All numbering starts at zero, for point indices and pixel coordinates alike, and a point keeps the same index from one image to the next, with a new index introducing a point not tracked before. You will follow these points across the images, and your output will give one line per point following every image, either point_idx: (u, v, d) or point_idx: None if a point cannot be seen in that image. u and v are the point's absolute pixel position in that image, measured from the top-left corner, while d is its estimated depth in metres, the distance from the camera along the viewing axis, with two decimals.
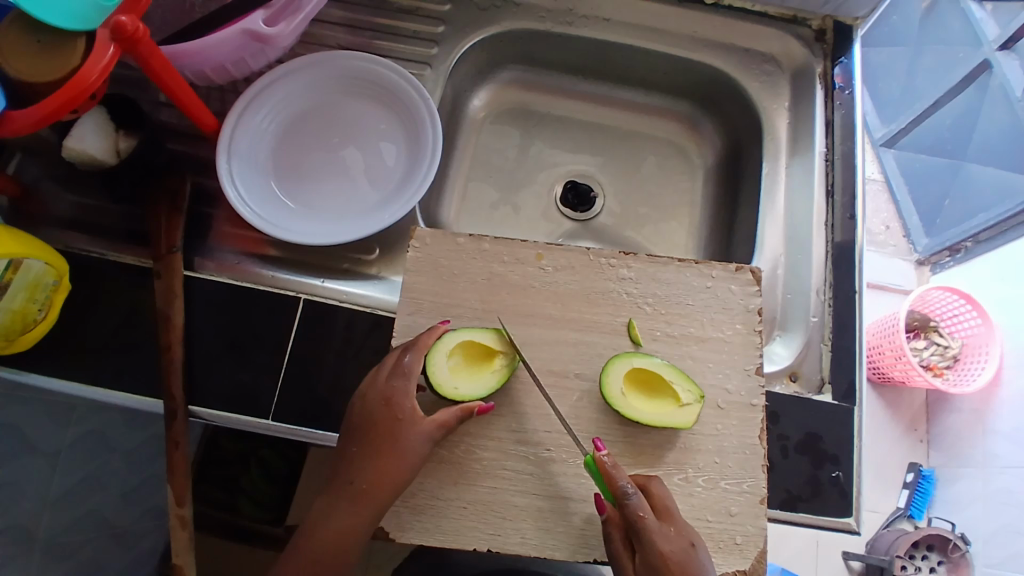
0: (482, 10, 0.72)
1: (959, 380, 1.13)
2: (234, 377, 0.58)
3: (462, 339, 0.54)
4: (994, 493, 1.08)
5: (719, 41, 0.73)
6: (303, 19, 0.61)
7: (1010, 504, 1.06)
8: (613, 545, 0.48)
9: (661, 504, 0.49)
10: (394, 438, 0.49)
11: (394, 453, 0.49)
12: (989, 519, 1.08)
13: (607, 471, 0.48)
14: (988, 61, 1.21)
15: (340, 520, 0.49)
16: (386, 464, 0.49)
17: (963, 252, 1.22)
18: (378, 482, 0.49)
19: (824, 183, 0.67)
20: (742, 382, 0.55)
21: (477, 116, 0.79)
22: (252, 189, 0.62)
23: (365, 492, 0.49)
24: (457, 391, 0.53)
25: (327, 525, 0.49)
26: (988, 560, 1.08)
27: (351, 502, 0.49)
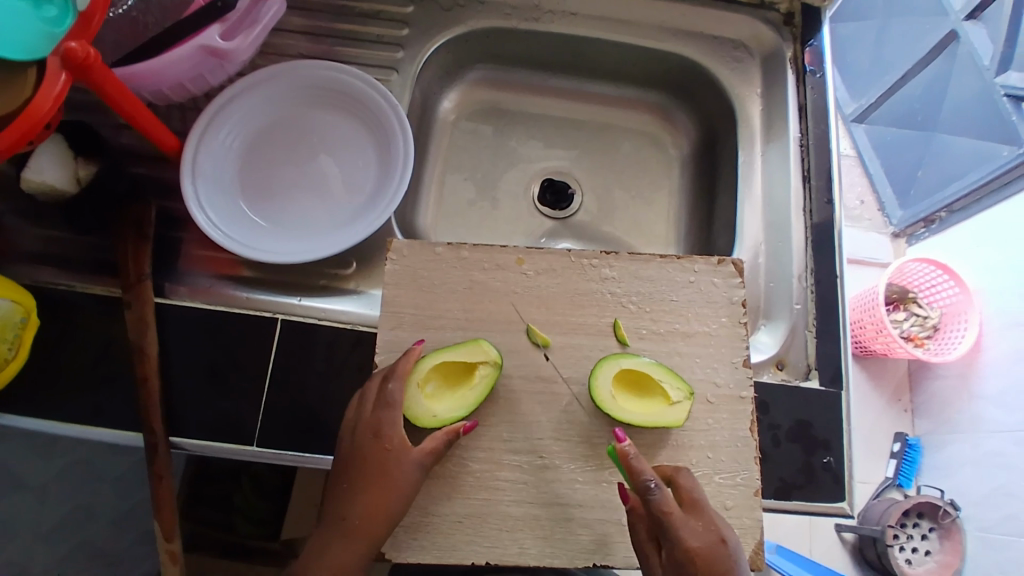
0: (446, 10, 0.71)
1: (940, 349, 1.16)
2: (215, 404, 0.56)
3: (434, 362, 0.53)
4: (985, 457, 1.10)
5: (688, 30, 0.72)
6: (261, 30, 0.60)
7: (1002, 466, 1.07)
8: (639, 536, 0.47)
9: (691, 499, 0.47)
10: (383, 468, 0.48)
11: (387, 484, 0.48)
12: (980, 483, 1.10)
13: (630, 464, 0.47)
14: (956, 31, 1.27)
15: (338, 558, 0.48)
16: (374, 496, 0.48)
17: (938, 222, 1.27)
18: (374, 515, 0.48)
19: (799, 169, 0.66)
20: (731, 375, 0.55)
21: (448, 119, 0.78)
22: (221, 211, 0.60)
23: (362, 526, 0.48)
24: (435, 418, 0.52)
25: (325, 566, 0.48)
26: (980, 524, 1.10)
27: (348, 539, 0.48)
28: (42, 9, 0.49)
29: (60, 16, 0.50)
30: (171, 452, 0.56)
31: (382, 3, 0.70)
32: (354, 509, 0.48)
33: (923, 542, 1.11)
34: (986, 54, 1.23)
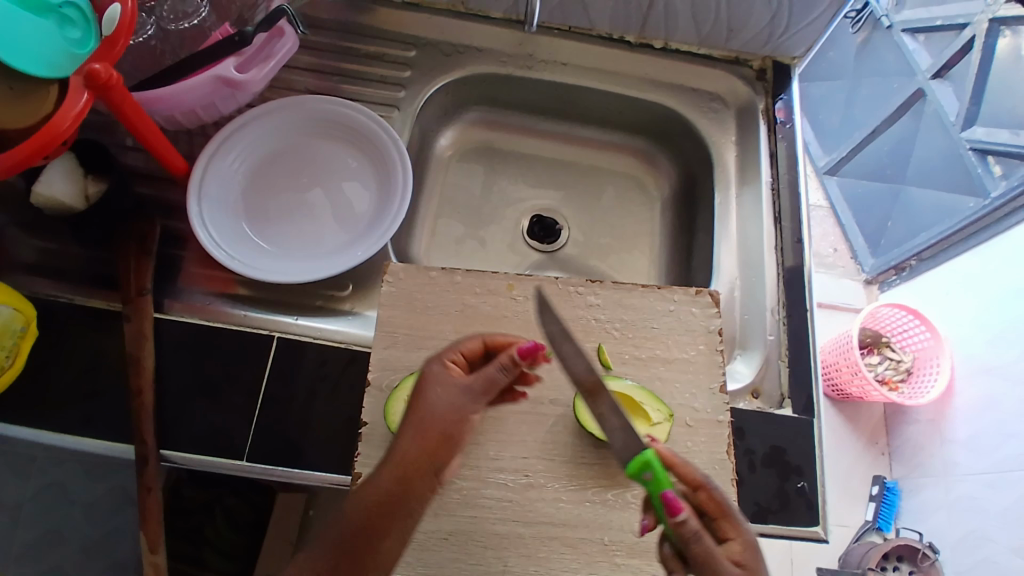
0: (446, 55, 0.76)
1: (914, 392, 1.20)
2: (207, 418, 0.57)
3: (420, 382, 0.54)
4: (957, 501, 1.14)
5: (670, 83, 0.78)
6: (274, 65, 0.63)
7: (974, 510, 1.11)
8: (700, 547, 0.43)
9: (723, 503, 0.47)
10: (425, 393, 0.47)
11: (455, 419, 0.46)
12: (955, 526, 1.14)
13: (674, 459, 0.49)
14: (923, 90, 1.37)
15: (387, 488, 0.43)
16: (416, 420, 0.45)
17: (908, 269, 1.37)
18: (435, 451, 0.44)
19: (771, 212, 0.71)
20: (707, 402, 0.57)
21: (444, 155, 0.82)
22: (223, 231, 0.62)
23: (419, 463, 0.44)
24: None
25: (368, 497, 0.42)
26: (957, 567, 1.13)
27: (400, 470, 0.43)
28: (66, 31, 0.52)
29: (85, 40, 0.53)
30: (160, 465, 0.56)
31: (386, 47, 0.75)
32: (414, 442, 0.44)
33: None
34: (950, 111, 1.32)
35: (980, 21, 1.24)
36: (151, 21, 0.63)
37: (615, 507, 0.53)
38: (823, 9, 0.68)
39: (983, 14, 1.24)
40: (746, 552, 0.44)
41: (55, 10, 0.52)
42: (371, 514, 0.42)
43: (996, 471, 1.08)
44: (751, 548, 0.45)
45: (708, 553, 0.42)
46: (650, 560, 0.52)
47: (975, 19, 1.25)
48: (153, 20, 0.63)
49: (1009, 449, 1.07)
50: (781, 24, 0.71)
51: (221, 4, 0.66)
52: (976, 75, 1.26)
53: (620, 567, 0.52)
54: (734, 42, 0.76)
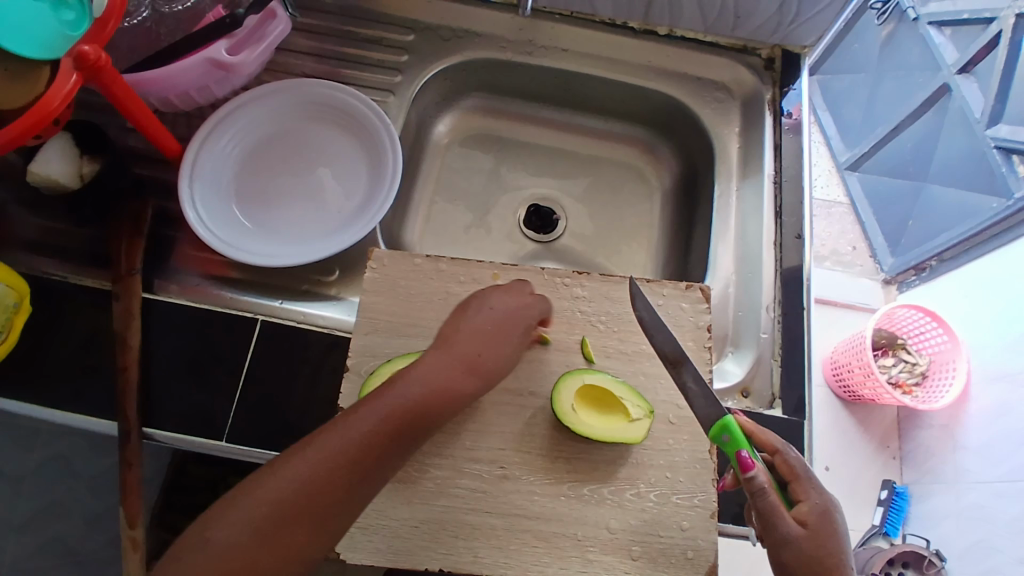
0: (445, 40, 0.75)
1: (928, 397, 1.18)
2: (190, 398, 0.58)
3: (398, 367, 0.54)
4: (967, 508, 1.12)
5: (674, 72, 0.76)
6: (266, 47, 0.64)
7: (980, 518, 1.09)
8: (766, 503, 0.45)
9: (800, 469, 0.48)
10: (497, 328, 0.51)
11: (503, 340, 0.50)
12: (962, 535, 1.11)
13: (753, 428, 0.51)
14: (948, 85, 1.31)
15: (436, 383, 0.46)
16: (484, 343, 0.49)
17: (928, 270, 1.32)
18: (479, 362, 0.49)
19: (772, 205, 0.69)
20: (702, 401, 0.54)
21: (442, 141, 0.81)
22: (213, 212, 0.63)
23: (465, 370, 0.48)
24: None
25: (418, 389, 0.45)
26: None
27: (451, 371, 0.47)
28: (60, 12, 0.53)
29: (78, 21, 0.54)
30: (143, 442, 0.57)
31: (384, 31, 0.74)
32: (464, 351, 0.48)
33: None
34: (975, 107, 1.26)
35: (1006, 16, 1.18)
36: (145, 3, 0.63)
37: (591, 502, 0.52)
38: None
39: (1010, 9, 1.18)
40: (814, 515, 0.46)
41: None
42: (417, 407, 0.44)
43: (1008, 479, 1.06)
44: (822, 509, 0.46)
45: (773, 508, 0.45)
46: (624, 557, 0.51)
47: (1002, 13, 1.20)
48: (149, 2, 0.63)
49: None
50: (790, 11, 0.69)
51: None
52: (1002, 71, 1.21)
53: (593, 563, 0.51)
54: (742, 30, 0.73)
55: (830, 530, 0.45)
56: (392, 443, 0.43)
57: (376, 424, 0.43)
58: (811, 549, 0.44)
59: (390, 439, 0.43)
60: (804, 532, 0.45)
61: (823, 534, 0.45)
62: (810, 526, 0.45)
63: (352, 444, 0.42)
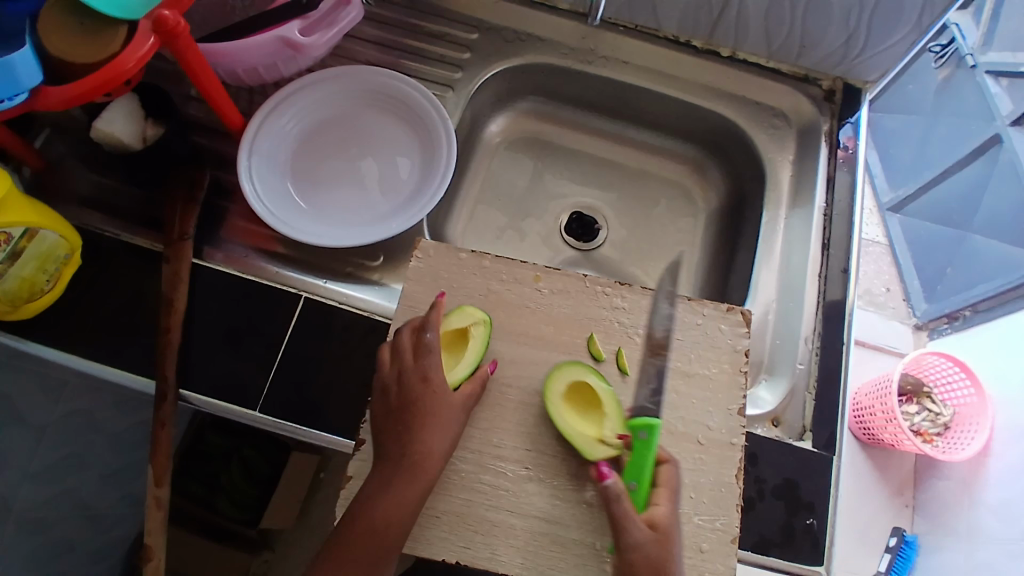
0: (507, 42, 0.75)
1: (950, 447, 1.17)
2: (227, 366, 0.59)
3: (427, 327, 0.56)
4: (978, 566, 1.10)
5: (733, 94, 0.75)
6: (336, 33, 0.65)
7: None
8: (619, 508, 0.48)
9: (666, 479, 0.51)
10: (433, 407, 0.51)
11: (425, 426, 0.51)
12: None
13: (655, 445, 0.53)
14: (1000, 136, 1.31)
15: (389, 500, 0.48)
16: (431, 429, 0.51)
17: (961, 320, 1.32)
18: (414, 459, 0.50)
19: (820, 236, 0.68)
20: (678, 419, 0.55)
21: (492, 141, 0.82)
22: (268, 187, 0.64)
23: (405, 474, 0.49)
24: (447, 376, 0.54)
25: (376, 513, 0.48)
26: None
27: (398, 477, 0.49)
28: None
29: None
30: (177, 404, 0.59)
31: (449, 26, 0.75)
32: (422, 443, 0.50)
33: None
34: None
35: None
36: None
37: None
38: (904, 34, 0.66)
39: None
40: (664, 520, 0.49)
41: None
42: (384, 522, 0.48)
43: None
44: (672, 513, 0.50)
45: (624, 514, 0.48)
46: None
47: None
48: None
49: None
50: (858, 44, 0.68)
51: None
52: None
53: None
54: (806, 58, 0.73)
55: (675, 535, 0.49)
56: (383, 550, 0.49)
57: (358, 545, 0.49)
58: (657, 551, 0.47)
59: (380, 543, 0.49)
60: (651, 536, 0.48)
61: (666, 538, 0.48)
62: (658, 528, 0.48)
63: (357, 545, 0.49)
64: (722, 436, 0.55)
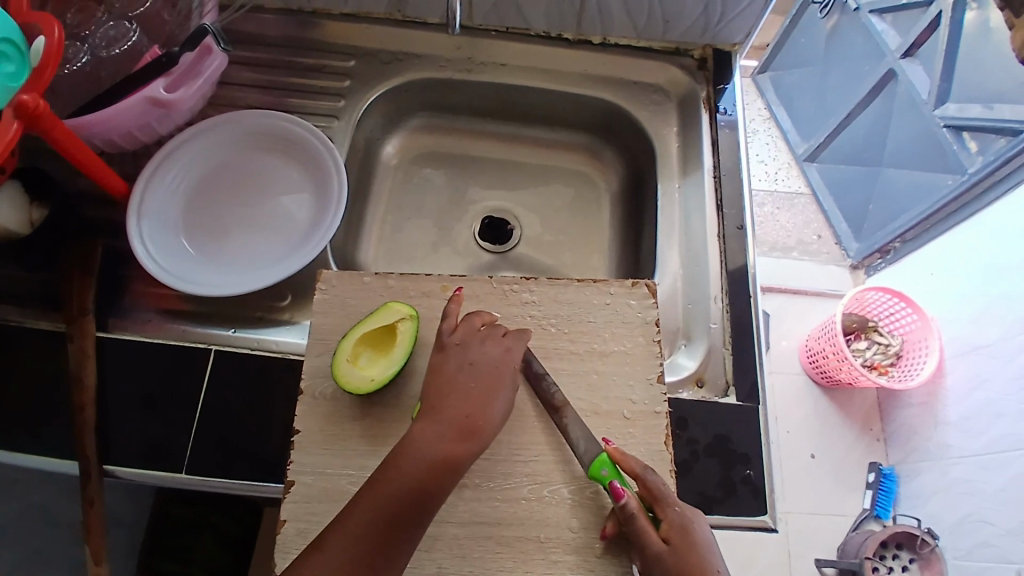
0: (386, 64, 0.76)
1: (904, 375, 1.27)
2: (149, 433, 0.58)
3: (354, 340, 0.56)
4: (954, 483, 1.18)
5: (612, 78, 0.78)
6: (203, 83, 0.66)
7: (968, 492, 1.15)
8: (637, 527, 0.49)
9: (661, 490, 0.51)
10: (494, 378, 0.51)
11: (490, 396, 0.51)
12: (949, 510, 1.19)
13: (622, 458, 0.52)
14: (893, 70, 1.36)
15: (442, 451, 0.47)
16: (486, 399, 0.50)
17: (892, 252, 1.42)
18: (475, 422, 0.49)
19: (714, 199, 0.71)
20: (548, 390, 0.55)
21: (392, 163, 0.83)
22: (163, 247, 0.63)
23: (462, 436, 0.48)
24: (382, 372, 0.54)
25: (422, 459, 0.47)
26: (956, 551, 1.16)
27: (457, 435, 0.48)
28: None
29: (18, 72, 0.52)
30: (104, 479, 0.57)
31: (326, 58, 0.76)
32: (465, 411, 0.49)
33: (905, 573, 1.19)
34: (922, 89, 1.30)
35: None
36: (86, 49, 0.64)
37: (552, 503, 0.53)
38: None
39: None
40: (677, 529, 0.49)
41: None
42: (428, 476, 0.46)
43: (989, 452, 1.12)
44: (680, 519, 0.50)
45: (641, 530, 0.48)
46: (589, 555, 0.51)
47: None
48: (88, 47, 0.64)
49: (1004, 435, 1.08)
50: (715, 12, 0.71)
51: (151, 24, 0.66)
52: (945, 52, 1.25)
53: (557, 564, 0.51)
54: (672, 32, 0.76)
55: (691, 539, 0.49)
56: (418, 509, 0.46)
57: (392, 495, 0.46)
58: (678, 561, 0.48)
59: (417, 503, 0.46)
60: (667, 548, 0.49)
61: (683, 547, 0.49)
62: (672, 541, 0.49)
63: (394, 494, 0.46)
64: (646, 407, 0.56)
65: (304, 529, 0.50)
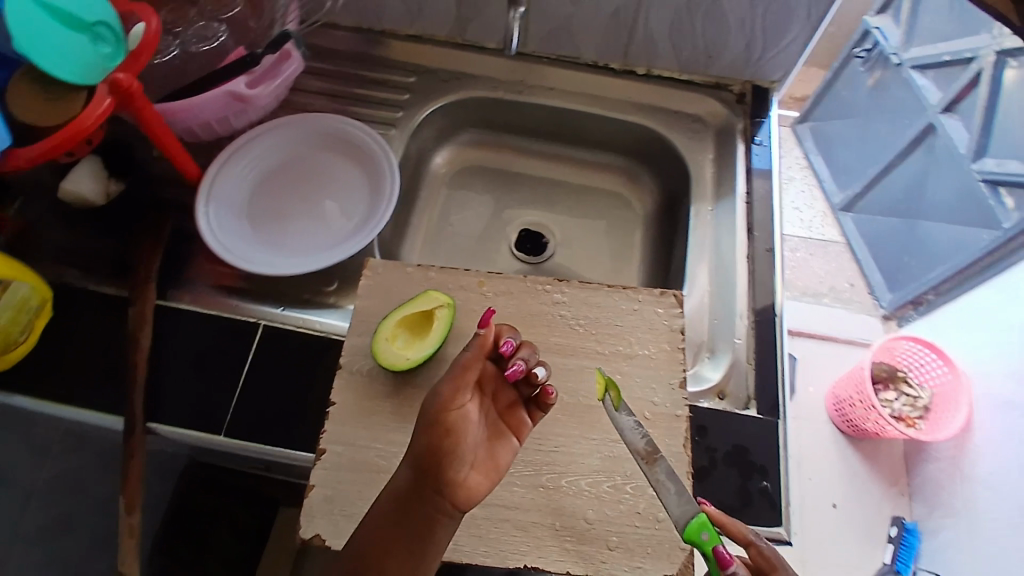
0: (442, 81, 0.82)
1: (933, 430, 1.25)
2: (193, 396, 0.62)
3: (393, 321, 0.60)
4: (978, 545, 1.14)
5: (653, 107, 0.82)
6: (280, 83, 0.73)
7: (992, 555, 1.10)
8: None
9: (774, 559, 0.49)
10: (444, 414, 0.46)
11: (431, 435, 0.45)
12: (974, 572, 1.13)
13: (726, 522, 0.51)
14: (933, 123, 1.38)
15: (391, 500, 0.45)
16: (431, 439, 0.45)
17: (925, 304, 1.42)
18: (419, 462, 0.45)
19: (744, 223, 0.73)
20: (630, 439, 0.55)
21: (439, 172, 0.88)
22: (225, 227, 0.69)
23: (409, 476, 0.45)
24: (418, 353, 0.58)
25: (376, 509, 0.45)
26: None
27: (403, 471, 0.45)
28: (99, 46, 0.59)
29: (115, 54, 0.60)
30: (147, 435, 0.61)
31: (389, 73, 0.82)
32: (412, 447, 0.46)
33: None
34: (961, 144, 1.32)
35: (986, 54, 1.24)
36: (176, 43, 0.73)
37: (569, 493, 0.54)
38: (796, 28, 0.72)
39: (988, 48, 1.24)
40: None
41: (90, 27, 0.58)
42: (381, 527, 0.44)
43: (1018, 514, 1.06)
44: None
45: None
46: (602, 547, 0.53)
47: (981, 53, 1.25)
48: (179, 42, 0.73)
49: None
50: (756, 48, 0.76)
51: (239, 28, 0.75)
52: (984, 108, 1.26)
53: (570, 552, 0.52)
54: (712, 68, 0.80)
55: None
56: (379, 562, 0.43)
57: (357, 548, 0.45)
58: None
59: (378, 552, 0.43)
60: None
61: None
62: None
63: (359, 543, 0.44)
64: (668, 411, 0.58)
65: (331, 495, 0.53)
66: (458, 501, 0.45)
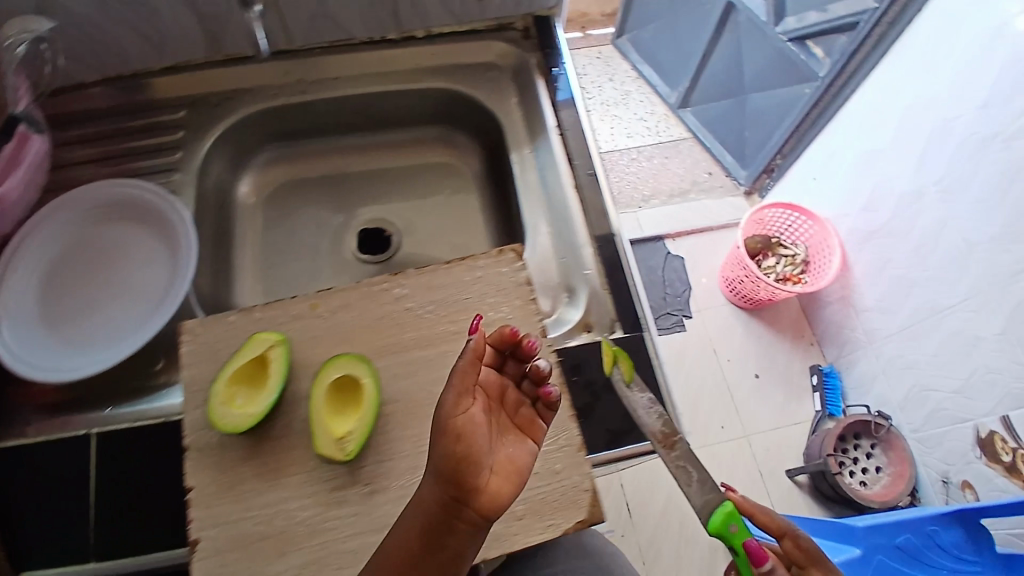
0: (217, 105, 0.76)
1: (816, 277, 1.38)
2: (46, 535, 0.55)
3: (224, 381, 0.55)
4: (893, 364, 1.28)
5: (443, 66, 0.79)
6: (26, 170, 0.65)
7: (907, 367, 1.25)
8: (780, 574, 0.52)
9: (816, 554, 0.59)
10: (457, 422, 0.43)
11: (452, 444, 0.42)
12: (895, 390, 1.29)
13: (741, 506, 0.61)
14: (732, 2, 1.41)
15: (418, 515, 0.42)
16: (451, 447, 0.42)
17: (777, 169, 1.52)
18: (444, 474, 0.42)
19: (563, 153, 0.72)
20: (645, 421, 0.57)
21: (248, 202, 0.81)
22: (13, 342, 0.60)
23: (433, 487, 0.42)
24: (261, 404, 0.54)
25: (402, 530, 0.43)
26: (910, 426, 1.28)
27: (425, 486, 0.43)
28: None
29: None
30: None
31: (154, 115, 0.74)
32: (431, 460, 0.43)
33: (868, 458, 1.31)
34: (760, 13, 1.37)
35: None
36: None
37: None
38: None
39: None
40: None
41: None
42: (409, 549, 0.42)
43: (914, 322, 1.21)
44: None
45: None
46: (511, 519, 0.52)
47: None
48: None
49: (920, 306, 1.19)
50: None
51: None
52: None
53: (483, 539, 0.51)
54: (488, 9, 0.77)
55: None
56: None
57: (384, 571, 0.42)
58: None
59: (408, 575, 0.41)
60: None
61: None
62: None
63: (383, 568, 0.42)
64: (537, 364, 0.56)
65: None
66: (484, 509, 0.42)
